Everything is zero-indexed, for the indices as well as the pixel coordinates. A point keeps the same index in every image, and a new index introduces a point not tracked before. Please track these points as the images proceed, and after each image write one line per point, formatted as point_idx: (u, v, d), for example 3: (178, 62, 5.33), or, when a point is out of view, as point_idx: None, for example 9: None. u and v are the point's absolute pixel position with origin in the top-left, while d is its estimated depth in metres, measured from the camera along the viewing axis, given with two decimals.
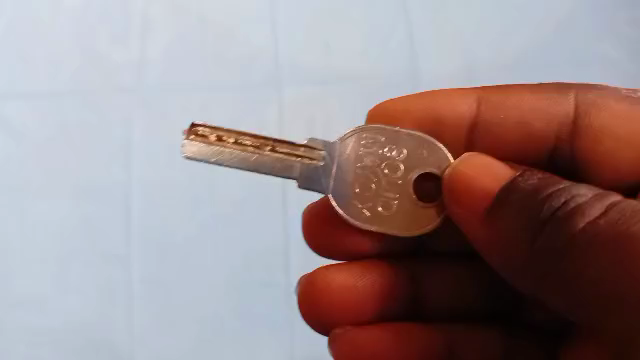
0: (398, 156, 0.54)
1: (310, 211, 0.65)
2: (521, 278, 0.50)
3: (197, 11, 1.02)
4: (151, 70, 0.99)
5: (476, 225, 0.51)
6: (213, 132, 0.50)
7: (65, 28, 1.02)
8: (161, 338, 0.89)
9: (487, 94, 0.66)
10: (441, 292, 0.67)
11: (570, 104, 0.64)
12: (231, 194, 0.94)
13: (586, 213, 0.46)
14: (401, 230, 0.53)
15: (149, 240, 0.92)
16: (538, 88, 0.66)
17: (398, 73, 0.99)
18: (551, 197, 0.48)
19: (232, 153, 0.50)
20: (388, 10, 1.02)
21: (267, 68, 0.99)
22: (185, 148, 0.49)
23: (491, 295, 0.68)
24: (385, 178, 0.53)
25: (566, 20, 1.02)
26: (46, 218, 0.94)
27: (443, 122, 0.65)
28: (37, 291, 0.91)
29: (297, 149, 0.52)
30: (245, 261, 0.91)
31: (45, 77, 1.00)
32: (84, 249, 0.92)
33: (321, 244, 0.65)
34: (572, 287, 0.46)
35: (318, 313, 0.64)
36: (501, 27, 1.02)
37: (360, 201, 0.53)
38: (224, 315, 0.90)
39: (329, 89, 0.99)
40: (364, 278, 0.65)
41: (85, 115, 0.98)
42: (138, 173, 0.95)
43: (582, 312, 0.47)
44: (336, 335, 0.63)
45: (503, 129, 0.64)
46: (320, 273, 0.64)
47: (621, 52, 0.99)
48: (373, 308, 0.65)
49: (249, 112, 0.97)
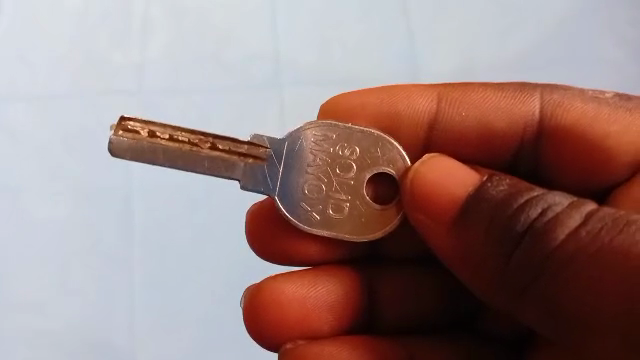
0: (350, 154, 0.52)
1: (256, 214, 0.61)
2: (491, 288, 0.49)
3: (198, 11, 0.99)
4: (150, 70, 0.95)
5: (445, 234, 0.49)
6: (145, 127, 0.48)
7: (65, 29, 0.97)
8: (164, 342, 0.85)
9: (447, 90, 0.63)
10: (400, 302, 0.64)
11: (534, 105, 0.61)
12: (231, 194, 0.90)
13: (565, 224, 0.44)
14: (353, 235, 0.52)
15: (149, 241, 0.88)
16: (500, 86, 0.63)
17: (399, 75, 0.97)
18: (527, 207, 0.46)
19: (166, 151, 0.48)
20: (389, 12, 1.01)
21: (270, 71, 0.96)
22: (112, 143, 0.47)
23: (448, 305, 0.66)
24: (336, 180, 0.52)
25: (566, 19, 1.01)
26: (44, 219, 0.89)
27: (401, 118, 0.62)
28: (36, 295, 0.87)
29: (240, 146, 0.50)
30: (244, 264, 0.88)
31: (45, 78, 0.95)
32: (87, 252, 0.88)
33: (265, 251, 0.61)
34: (551, 301, 0.45)
35: (262, 335, 0.61)
36: (501, 29, 1.00)
37: (309, 204, 0.51)
38: (225, 316, 0.86)
39: (329, 90, 0.96)
40: (316, 288, 0.61)
41: (86, 117, 0.93)
42: (139, 174, 0.91)
43: (561, 326, 0.45)
44: (285, 352, 0.60)
45: (463, 128, 0.61)
46: (269, 284, 0.61)
47: (621, 52, 0.99)
48: (328, 320, 0.62)
49: (249, 113, 0.94)
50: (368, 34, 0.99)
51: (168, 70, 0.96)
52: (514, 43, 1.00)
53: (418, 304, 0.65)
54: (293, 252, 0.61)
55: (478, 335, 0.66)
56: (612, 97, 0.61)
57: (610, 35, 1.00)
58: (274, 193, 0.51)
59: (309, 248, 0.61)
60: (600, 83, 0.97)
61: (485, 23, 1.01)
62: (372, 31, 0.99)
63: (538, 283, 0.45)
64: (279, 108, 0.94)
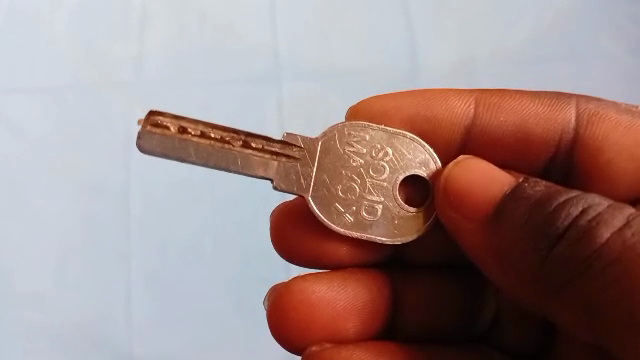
0: (383, 157, 0.53)
1: (281, 213, 0.62)
2: (526, 287, 0.48)
3: (198, 7, 0.99)
4: (149, 66, 0.95)
5: (477, 231, 0.48)
6: (175, 123, 0.47)
7: (66, 25, 0.97)
8: (163, 339, 0.84)
9: (484, 97, 0.63)
10: (424, 309, 0.64)
11: (571, 114, 0.62)
12: (228, 190, 0.89)
13: (610, 223, 0.43)
14: (386, 237, 0.52)
15: (150, 239, 0.87)
16: (534, 94, 0.63)
17: (398, 70, 0.96)
18: (567, 205, 0.45)
19: (195, 148, 0.47)
20: (389, 9, 1.00)
21: (269, 64, 0.96)
22: (142, 140, 0.46)
23: (471, 314, 0.66)
24: (369, 181, 0.52)
25: (566, 14, 1.00)
26: (44, 214, 0.89)
27: (436, 122, 0.63)
28: (33, 288, 0.86)
29: (273, 146, 0.50)
30: (245, 259, 0.87)
31: (43, 75, 0.95)
32: (88, 247, 0.87)
33: (291, 250, 0.62)
34: (593, 301, 0.44)
35: (287, 338, 0.60)
36: (502, 23, 1.00)
37: (343, 206, 0.52)
38: (225, 313, 0.85)
39: (326, 87, 0.95)
40: (345, 290, 0.61)
41: (86, 111, 0.93)
42: (137, 172, 0.90)
43: (600, 327, 0.45)
44: (311, 354, 0.59)
45: (500, 132, 0.62)
46: (298, 283, 0.61)
47: (620, 47, 0.98)
48: (356, 323, 0.62)
49: (249, 104, 0.93)
50: (366, 31, 0.98)
51: (166, 64, 0.95)
52: (518, 39, 0.98)
53: (443, 313, 0.65)
54: (322, 253, 0.61)
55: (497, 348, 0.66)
56: None
57: (611, 30, 0.99)
58: (307, 193, 0.51)
59: (337, 250, 0.61)
60: (603, 79, 0.96)
61: (486, 19, 1.00)
62: (372, 29, 0.99)
63: (578, 280, 0.44)
64: (278, 104, 0.94)
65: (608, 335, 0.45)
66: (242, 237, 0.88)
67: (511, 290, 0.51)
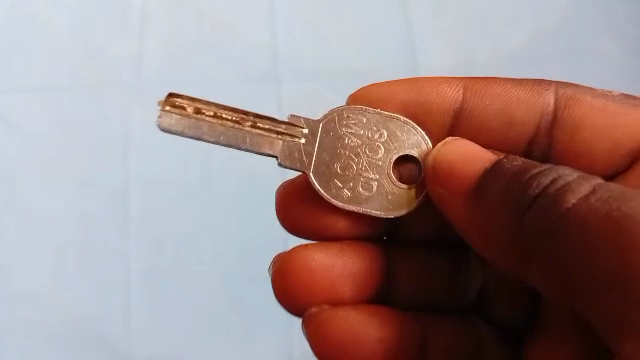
0: (378, 138, 0.57)
1: (284, 191, 0.66)
2: (505, 256, 0.52)
3: (197, 7, 1.01)
4: (149, 64, 0.98)
5: (461, 203, 0.52)
6: (191, 104, 0.53)
7: (65, 25, 1.00)
8: (160, 337, 0.86)
9: (472, 83, 0.67)
10: (417, 283, 0.69)
11: (550, 98, 0.65)
12: (227, 188, 0.92)
13: (576, 191, 0.47)
14: (380, 211, 0.55)
15: (147, 237, 0.90)
16: (516, 81, 0.67)
17: (390, 72, 0.99)
18: (539, 176, 0.49)
19: (209, 126, 0.52)
20: (386, 8, 1.03)
21: (268, 62, 0.99)
22: (161, 118, 0.52)
23: (460, 289, 0.70)
24: (366, 159, 0.56)
25: (557, 17, 1.02)
26: (44, 211, 0.91)
27: (427, 106, 0.66)
28: (30, 284, 0.88)
29: (279, 126, 0.54)
30: (243, 254, 0.90)
31: (41, 74, 0.97)
32: (86, 243, 0.90)
33: (293, 225, 0.66)
34: (563, 266, 0.47)
35: (289, 300, 0.65)
36: (491, 24, 1.02)
37: (341, 181, 0.55)
38: (224, 311, 0.88)
39: (323, 84, 0.98)
40: (342, 259, 0.65)
41: (83, 109, 0.96)
42: (135, 170, 0.93)
43: (569, 293, 0.47)
44: (311, 314, 0.63)
45: (486, 115, 0.66)
46: (300, 252, 0.65)
47: (612, 45, 1.00)
48: (354, 290, 0.66)
49: (249, 102, 0.96)
50: (363, 30, 1.01)
51: (165, 63, 0.98)
52: (508, 42, 1.01)
53: (436, 287, 0.69)
54: (321, 227, 0.65)
55: (487, 320, 0.70)
56: (619, 96, 0.66)
57: (603, 29, 1.01)
58: (308, 169, 0.55)
59: (336, 222, 0.65)
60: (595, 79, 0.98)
61: (478, 20, 1.03)
62: (369, 28, 1.01)
63: (547, 244, 0.47)
64: (278, 101, 0.96)
65: (577, 301, 0.47)
66: (239, 232, 0.91)
67: (495, 262, 0.54)
